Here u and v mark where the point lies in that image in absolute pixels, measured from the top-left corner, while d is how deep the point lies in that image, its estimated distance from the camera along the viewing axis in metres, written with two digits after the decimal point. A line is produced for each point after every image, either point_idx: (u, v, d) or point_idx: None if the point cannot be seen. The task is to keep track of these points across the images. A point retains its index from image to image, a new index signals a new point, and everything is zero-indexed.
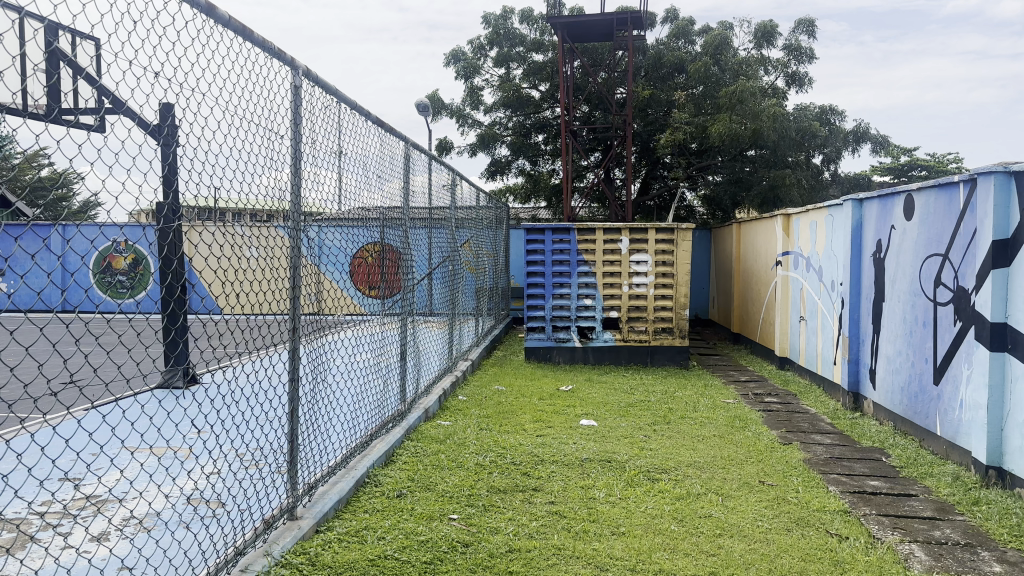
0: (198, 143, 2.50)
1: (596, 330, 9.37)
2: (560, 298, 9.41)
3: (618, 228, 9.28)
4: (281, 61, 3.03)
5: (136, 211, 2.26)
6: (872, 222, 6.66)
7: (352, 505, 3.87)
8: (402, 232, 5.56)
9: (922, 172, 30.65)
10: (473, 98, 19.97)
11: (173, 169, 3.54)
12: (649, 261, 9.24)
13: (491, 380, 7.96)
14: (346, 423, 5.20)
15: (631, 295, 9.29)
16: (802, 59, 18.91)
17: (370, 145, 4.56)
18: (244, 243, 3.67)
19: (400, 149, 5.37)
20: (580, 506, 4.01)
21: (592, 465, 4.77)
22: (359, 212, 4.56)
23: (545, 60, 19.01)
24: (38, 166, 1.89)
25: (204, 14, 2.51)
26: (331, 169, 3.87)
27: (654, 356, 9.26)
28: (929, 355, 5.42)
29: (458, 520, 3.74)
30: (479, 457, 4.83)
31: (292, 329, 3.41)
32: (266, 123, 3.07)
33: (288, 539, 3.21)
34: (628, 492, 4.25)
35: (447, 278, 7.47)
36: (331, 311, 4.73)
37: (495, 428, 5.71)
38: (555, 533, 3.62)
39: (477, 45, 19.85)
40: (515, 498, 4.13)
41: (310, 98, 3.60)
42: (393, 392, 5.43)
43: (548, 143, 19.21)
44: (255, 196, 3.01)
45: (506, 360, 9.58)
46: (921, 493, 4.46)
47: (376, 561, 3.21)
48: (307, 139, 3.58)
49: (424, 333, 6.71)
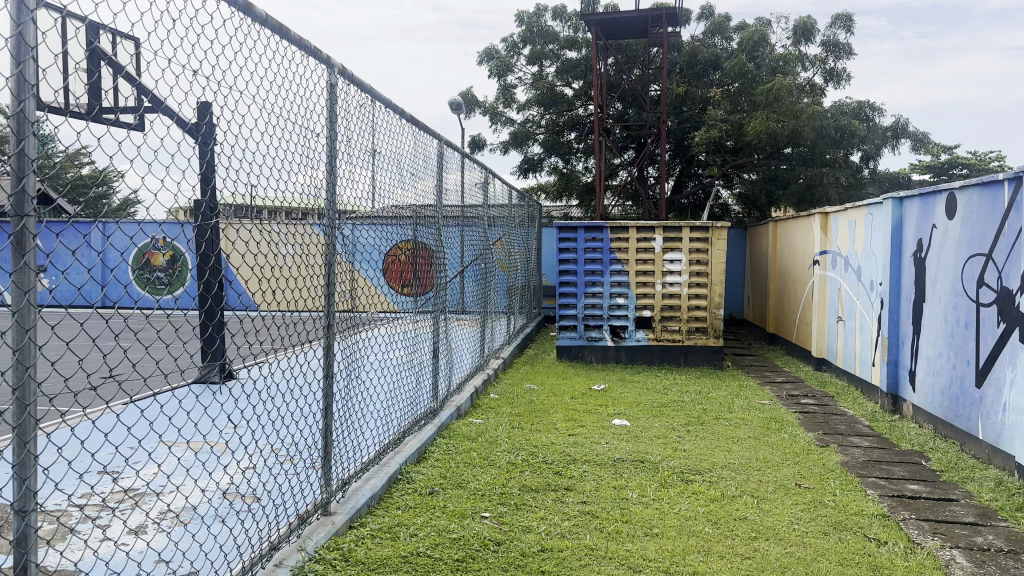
0: (236, 140, 2.52)
1: (629, 330, 9.32)
2: (592, 297, 9.38)
3: (652, 227, 9.21)
4: (318, 60, 3.05)
5: (175, 208, 2.28)
6: (912, 221, 6.53)
7: (385, 501, 3.89)
8: (435, 230, 5.56)
9: (962, 171, 29.99)
10: (506, 96, 19.98)
11: (210, 167, 3.59)
12: (682, 260, 9.15)
13: (522, 379, 7.95)
14: (379, 419, 5.22)
15: (664, 294, 9.21)
16: (840, 55, 18.59)
17: (403, 143, 4.56)
18: (280, 242, 3.72)
19: (433, 147, 5.38)
20: (613, 507, 3.98)
21: (624, 465, 4.74)
22: (393, 211, 4.57)
23: (579, 57, 18.92)
24: (80, 164, 1.89)
25: (242, 13, 2.53)
26: (365, 168, 3.89)
27: (688, 356, 9.17)
28: (971, 357, 5.30)
29: (490, 518, 3.74)
30: (511, 455, 4.83)
31: (325, 328, 3.42)
32: (302, 122, 3.09)
33: (322, 534, 3.23)
34: (661, 494, 4.21)
35: (479, 276, 7.47)
36: (364, 308, 4.75)
37: (525, 426, 5.71)
38: (587, 533, 3.61)
39: (510, 43, 19.85)
40: (547, 497, 4.12)
41: (345, 97, 3.63)
42: (426, 389, 5.45)
43: (581, 141, 19.16)
44: (291, 194, 3.04)
45: (537, 359, 9.58)
46: (962, 498, 4.36)
47: (409, 558, 3.22)
48: (343, 137, 3.60)
49: (456, 330, 6.73)
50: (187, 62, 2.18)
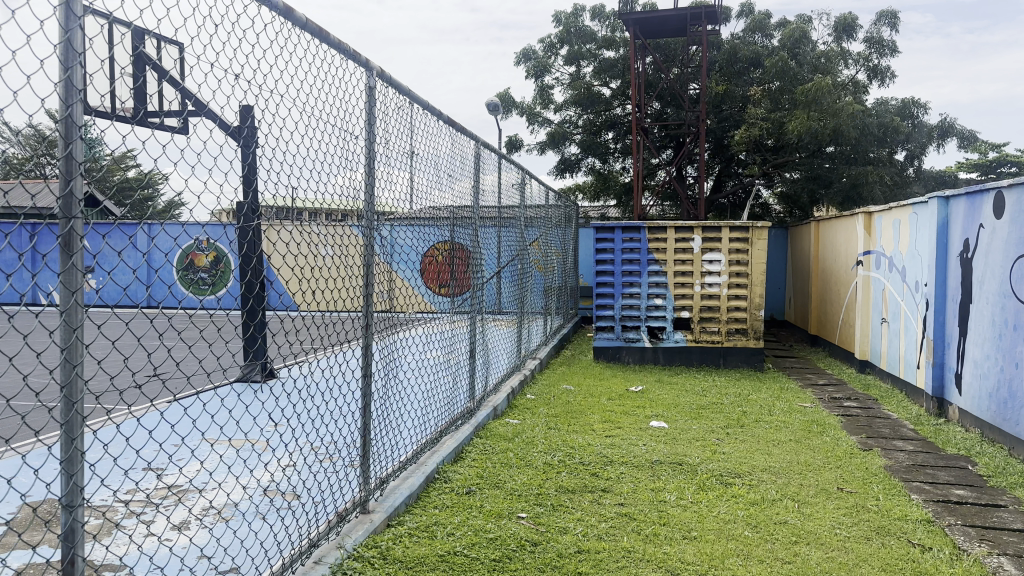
0: (277, 142, 2.56)
1: (667, 331, 9.25)
2: (629, 297, 9.32)
3: (690, 227, 9.12)
4: (357, 63, 3.08)
5: (218, 210, 2.32)
6: (959, 220, 6.36)
7: (423, 500, 3.92)
8: (472, 231, 5.57)
9: (1012, 170, 29.16)
10: (543, 96, 19.98)
11: (252, 170, 3.65)
12: (722, 260, 9.04)
13: (559, 379, 7.93)
14: (417, 418, 5.26)
15: (703, 294, 9.12)
16: (884, 52, 18.21)
17: (441, 144, 4.58)
18: (320, 243, 3.76)
19: (471, 148, 5.40)
20: (651, 509, 3.95)
21: (663, 467, 4.70)
22: (430, 211, 4.60)
23: (617, 56, 18.82)
24: (126, 168, 1.93)
25: (282, 16, 2.56)
26: (403, 170, 3.92)
27: (727, 357, 9.07)
28: (1021, 359, 5.14)
29: (527, 518, 3.74)
30: (548, 456, 4.82)
31: (364, 327, 3.45)
32: (341, 124, 3.12)
33: (360, 532, 3.26)
34: (699, 497, 4.16)
35: (516, 276, 7.47)
36: (402, 308, 4.79)
37: (562, 427, 5.69)
38: (625, 536, 3.58)
39: (548, 44, 19.84)
40: (584, 499, 4.10)
41: (383, 99, 3.65)
42: (463, 389, 5.47)
43: (619, 141, 19.06)
44: (330, 195, 3.07)
45: (574, 360, 9.55)
46: (1011, 504, 4.23)
47: (446, 557, 3.23)
48: (381, 139, 3.63)
49: (493, 331, 6.74)
50: (229, 66, 2.22)
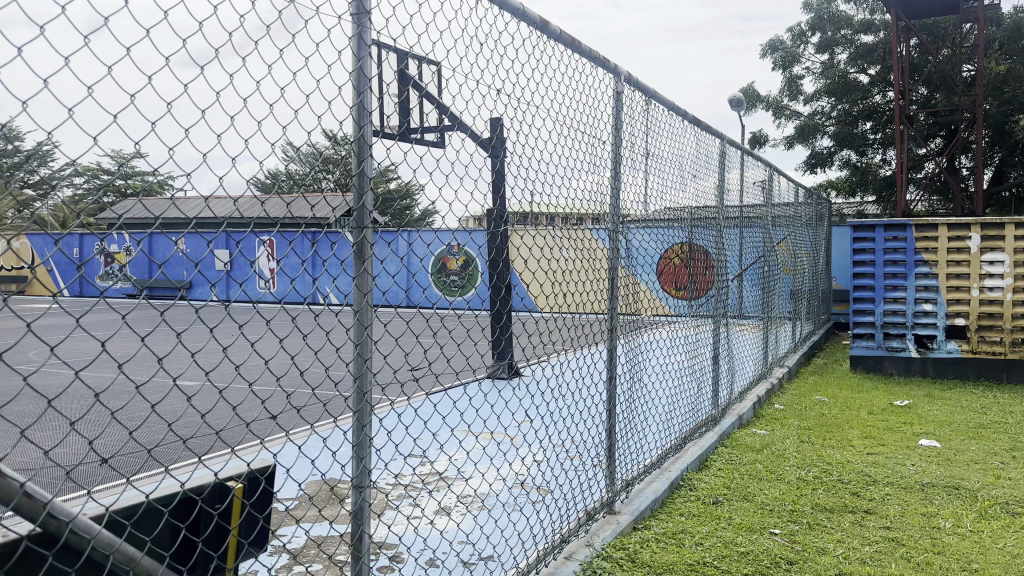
0: (525, 148, 2.69)
1: (939, 339, 8.32)
2: (893, 302, 8.51)
3: (968, 223, 8.13)
4: (605, 68, 3.12)
5: (470, 216, 2.48)
6: None
7: (669, 506, 3.87)
8: (717, 233, 5.43)
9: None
10: (792, 88, 18.92)
11: (503, 177, 3.83)
12: (1008, 261, 7.96)
13: (811, 389, 7.45)
14: (661, 423, 5.21)
15: (983, 300, 8.04)
16: None
17: (685, 145, 4.52)
18: (564, 248, 3.88)
19: (716, 146, 5.26)
20: (922, 536, 3.57)
21: (935, 491, 4.22)
22: (675, 213, 4.54)
23: (876, 41, 17.34)
24: (389, 180, 2.13)
25: (539, 30, 2.68)
26: (648, 172, 3.92)
27: (1015, 372, 7.97)
28: None
29: (780, 535, 3.55)
30: (801, 471, 4.54)
31: (610, 329, 3.48)
32: (590, 131, 3.20)
33: (608, 533, 3.29)
34: (982, 526, 3.68)
35: (763, 279, 7.15)
36: (647, 312, 4.78)
37: (816, 441, 5.33)
38: (892, 562, 3.27)
39: (796, 33, 18.76)
40: (843, 518, 3.80)
41: (630, 103, 3.68)
42: (708, 395, 5.33)
43: (878, 132, 17.53)
44: (577, 200, 3.16)
45: (827, 369, 8.92)
46: None
47: (695, 567, 3.16)
48: (627, 143, 3.66)
49: (738, 336, 6.51)
50: (471, 79, 2.39)
